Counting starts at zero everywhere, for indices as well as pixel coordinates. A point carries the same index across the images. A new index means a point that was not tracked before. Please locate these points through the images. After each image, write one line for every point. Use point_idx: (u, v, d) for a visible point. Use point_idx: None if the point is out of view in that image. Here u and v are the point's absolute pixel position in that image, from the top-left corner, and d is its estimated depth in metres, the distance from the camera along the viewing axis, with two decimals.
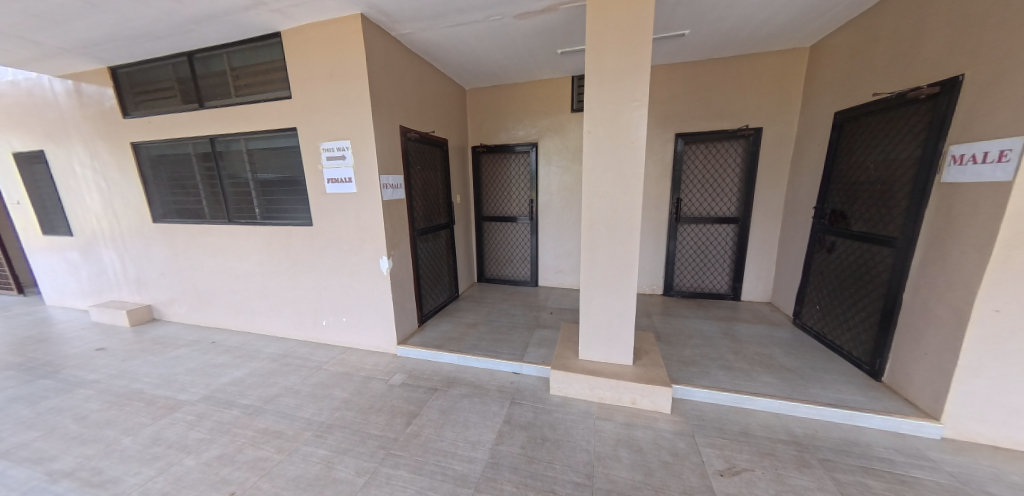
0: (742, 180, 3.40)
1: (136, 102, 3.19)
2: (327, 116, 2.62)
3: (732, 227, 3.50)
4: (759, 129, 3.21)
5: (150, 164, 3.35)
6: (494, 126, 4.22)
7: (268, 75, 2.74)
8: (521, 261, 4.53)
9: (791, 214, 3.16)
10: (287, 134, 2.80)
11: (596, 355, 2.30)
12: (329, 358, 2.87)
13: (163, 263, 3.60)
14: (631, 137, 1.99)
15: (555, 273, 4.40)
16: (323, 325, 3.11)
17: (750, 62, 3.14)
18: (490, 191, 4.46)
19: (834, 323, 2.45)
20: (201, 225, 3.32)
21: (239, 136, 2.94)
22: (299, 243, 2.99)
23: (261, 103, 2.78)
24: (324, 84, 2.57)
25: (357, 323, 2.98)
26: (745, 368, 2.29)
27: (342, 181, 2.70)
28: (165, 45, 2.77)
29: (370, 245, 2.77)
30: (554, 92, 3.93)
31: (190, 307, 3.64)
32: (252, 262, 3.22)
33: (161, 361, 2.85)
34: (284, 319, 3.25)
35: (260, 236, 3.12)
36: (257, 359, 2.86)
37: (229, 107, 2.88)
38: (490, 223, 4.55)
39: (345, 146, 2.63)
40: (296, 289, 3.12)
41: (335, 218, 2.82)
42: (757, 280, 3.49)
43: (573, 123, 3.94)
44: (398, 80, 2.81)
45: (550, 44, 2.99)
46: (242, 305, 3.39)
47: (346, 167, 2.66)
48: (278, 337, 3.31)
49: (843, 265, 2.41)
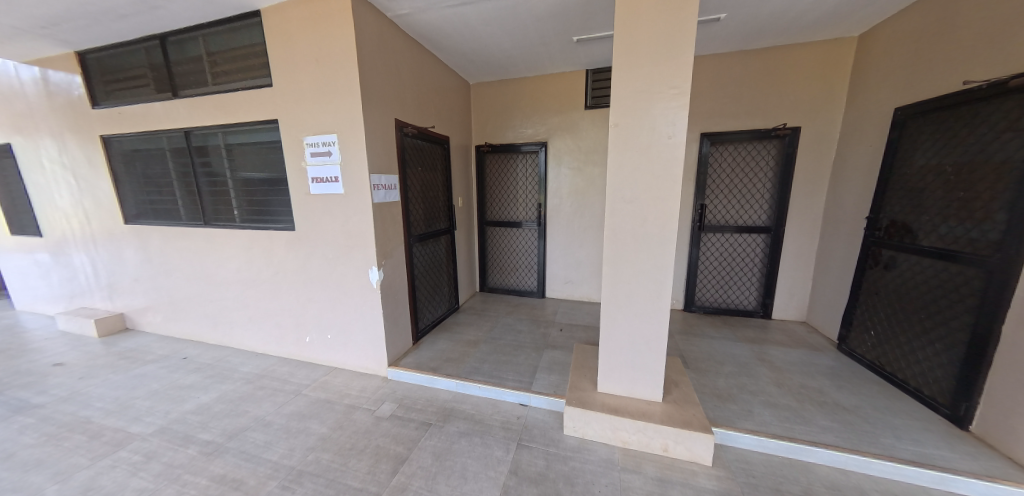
0: (775, 185, 3.06)
1: (107, 91, 2.90)
2: (312, 106, 2.31)
3: (762, 237, 3.16)
4: (796, 129, 2.88)
5: (122, 159, 3.04)
6: (499, 124, 3.91)
7: (247, 61, 2.43)
8: (526, 270, 4.20)
9: (833, 224, 2.81)
10: (268, 127, 2.48)
11: (618, 388, 1.95)
12: (311, 381, 2.54)
13: (136, 268, 3.29)
14: (669, 132, 1.66)
15: (564, 283, 4.07)
16: (306, 342, 2.79)
17: (787, 55, 2.82)
18: (495, 194, 4.14)
19: (895, 353, 2.10)
20: (176, 227, 3.01)
21: (216, 129, 2.64)
22: (281, 250, 2.68)
23: (239, 92, 2.47)
24: (310, 70, 2.25)
25: (344, 340, 2.66)
26: (793, 406, 1.94)
27: (328, 180, 2.38)
28: (133, 26, 2.46)
29: (359, 253, 2.44)
30: (564, 88, 3.62)
31: (165, 316, 3.32)
32: (231, 269, 2.91)
33: (122, 380, 2.53)
34: (265, 333, 2.93)
35: (239, 242, 2.81)
36: (230, 380, 2.54)
37: (205, 96, 2.58)
38: (494, 228, 4.23)
39: (331, 141, 2.31)
40: (278, 300, 2.81)
41: (320, 222, 2.50)
42: (790, 298, 3.14)
43: (585, 121, 3.63)
44: (393, 69, 2.49)
45: (564, 29, 2.68)
46: (219, 316, 3.08)
47: (332, 164, 2.34)
48: (257, 353, 2.98)
49: (909, 285, 2.05)
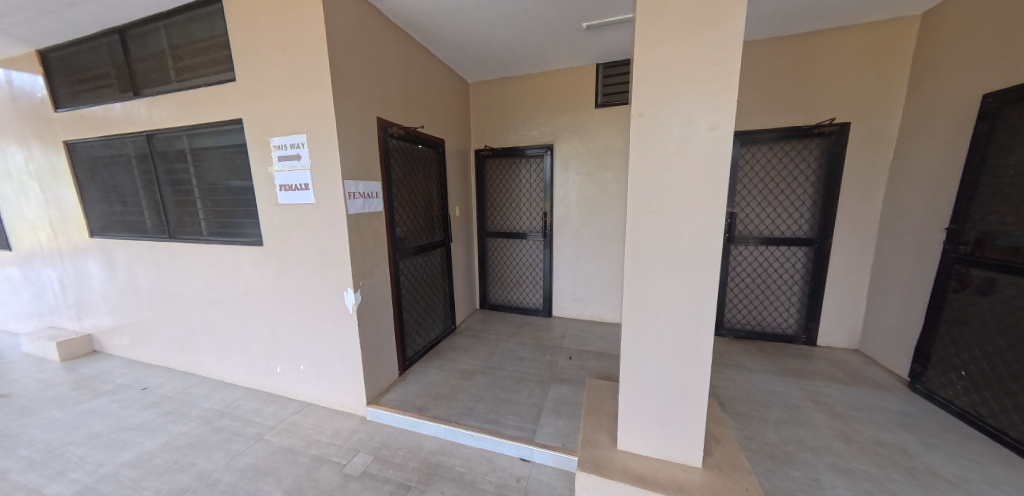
0: (818, 190, 2.64)
1: (69, 93, 2.65)
2: (279, 103, 1.99)
3: (803, 250, 2.73)
4: (845, 125, 2.46)
5: (85, 167, 2.77)
6: (501, 126, 3.58)
7: (210, 53, 2.13)
8: (531, 286, 3.82)
9: (894, 235, 2.37)
10: (233, 128, 2.17)
11: (644, 447, 1.54)
12: (278, 421, 2.18)
13: (102, 286, 3.00)
14: (710, 123, 1.28)
15: (573, 301, 3.67)
16: (277, 373, 2.44)
17: (833, 39, 2.42)
18: (496, 202, 3.79)
19: (1002, 402, 1.65)
20: (141, 242, 2.71)
21: (180, 131, 2.32)
22: (249, 268, 2.35)
23: (201, 89, 2.18)
24: (276, 62, 1.94)
25: (317, 373, 2.30)
26: (872, 473, 1.50)
27: (298, 188, 2.05)
28: (86, 17, 2.20)
29: (333, 273, 2.10)
30: (572, 86, 3.28)
31: (132, 339, 3.01)
32: (198, 287, 2.59)
33: (63, 418, 2.21)
34: (234, 361, 2.59)
35: (205, 258, 2.49)
36: (185, 419, 2.20)
37: (166, 95, 2.29)
38: (495, 240, 3.87)
39: (300, 143, 1.98)
40: (247, 324, 2.47)
41: (290, 237, 2.16)
42: (839, 322, 2.67)
43: (596, 120, 3.27)
44: (375, 62, 2.18)
45: (572, 15, 2.35)
46: (187, 340, 2.75)
47: (301, 170, 2.01)
48: (226, 383, 2.64)
49: (1016, 315, 1.62)
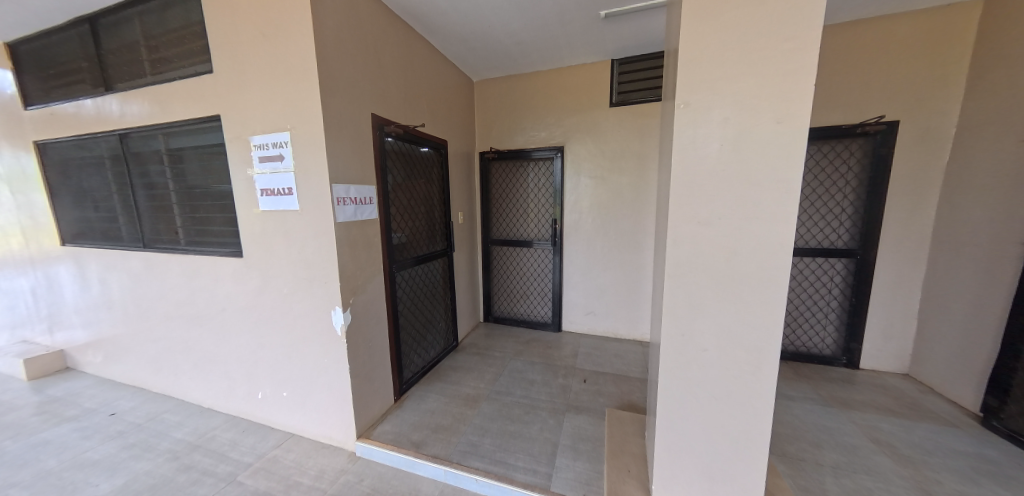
0: (861, 196, 2.37)
1: (39, 89, 2.43)
2: (259, 97, 1.76)
3: (843, 262, 2.46)
4: (892, 123, 2.21)
5: (56, 169, 2.55)
6: (508, 126, 3.36)
7: (186, 42, 1.91)
8: (539, 298, 3.56)
9: (952, 247, 2.10)
10: (210, 126, 1.93)
11: None
12: (256, 457, 1.92)
13: (74, 298, 2.76)
14: (776, 115, 1.03)
15: (585, 314, 3.40)
16: (259, 399, 2.18)
17: (878, 30, 2.18)
18: (501, 208, 3.55)
19: None
20: (114, 251, 2.47)
21: (154, 129, 2.09)
22: (227, 282, 2.10)
23: (176, 82, 1.95)
24: (258, 50, 1.72)
25: (302, 401, 2.04)
26: None
27: (281, 193, 1.81)
28: (52, 3, 1.99)
29: (320, 289, 1.85)
30: (584, 83, 3.06)
31: (105, 356, 2.76)
32: (173, 302, 2.34)
33: (14, 452, 1.95)
34: (212, 385, 2.33)
35: (181, 270, 2.24)
36: (151, 454, 1.94)
37: (139, 89, 2.06)
38: (501, 248, 3.62)
39: (283, 142, 1.75)
40: (226, 344, 2.21)
41: (272, 248, 1.92)
42: (887, 343, 2.39)
43: (610, 120, 3.03)
44: (370, 53, 1.96)
45: (590, 2, 2.12)
46: (162, 360, 2.50)
47: (284, 172, 1.77)
48: (203, 409, 2.38)
49: None
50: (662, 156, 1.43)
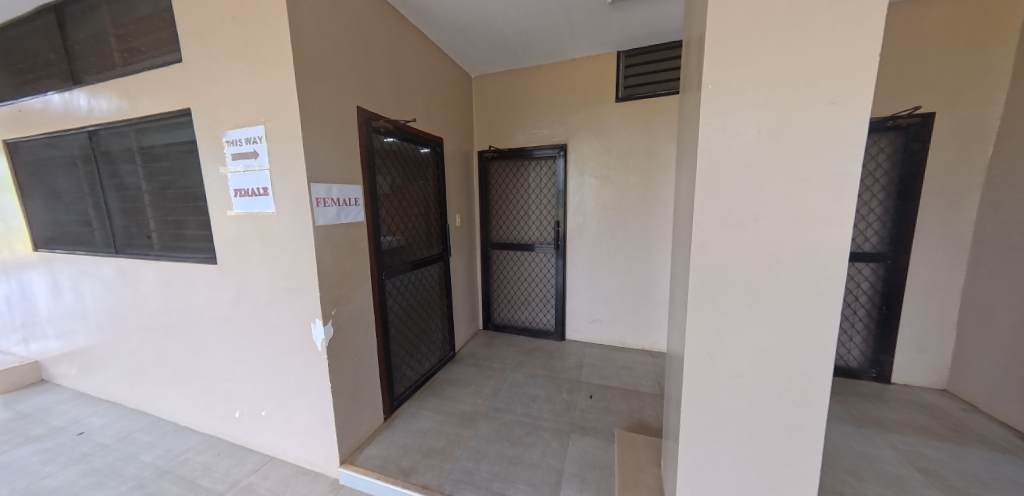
0: (891, 195, 2.18)
1: (7, 84, 2.28)
2: (231, 88, 1.59)
3: (872, 267, 2.26)
4: (927, 115, 2.02)
5: (27, 171, 2.40)
6: (507, 124, 3.19)
7: (155, 29, 1.75)
8: (541, 304, 3.38)
9: (997, 251, 1.90)
10: (180, 121, 1.77)
11: None
12: (229, 484, 1.74)
13: (48, 307, 2.60)
14: (831, 94, 0.83)
15: (590, 322, 3.22)
16: (236, 418, 2.00)
17: (909, 15, 2.00)
18: (501, 209, 3.37)
19: None
20: (85, 257, 2.31)
21: (123, 126, 1.93)
22: (202, 291, 1.93)
23: (144, 73, 1.79)
24: (228, 36, 1.55)
25: (282, 422, 1.86)
26: None
27: (256, 194, 1.65)
28: None
29: (299, 300, 1.67)
30: (588, 78, 2.89)
31: (80, 368, 2.59)
32: (147, 312, 2.17)
33: None
34: (188, 401, 2.16)
35: (154, 278, 2.08)
36: (114, 481, 1.76)
37: (106, 83, 1.91)
38: (501, 252, 3.44)
39: (257, 137, 1.58)
40: (201, 358, 2.04)
41: (248, 255, 1.75)
42: (921, 355, 2.19)
43: (616, 116, 2.86)
44: (355, 41, 1.79)
45: None
46: (137, 373, 2.33)
47: (259, 170, 1.61)
48: (178, 427, 2.20)
49: None
50: (682, 151, 1.26)
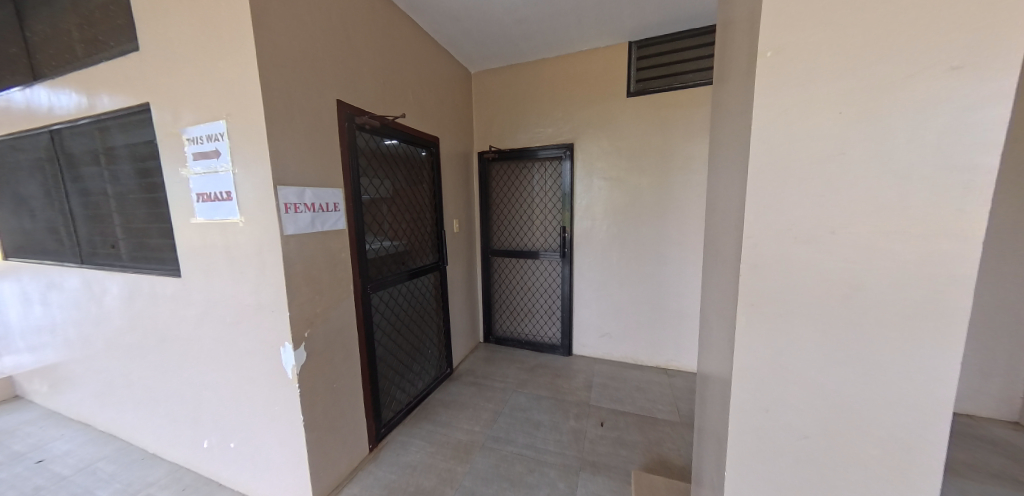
0: None
1: None
2: (189, 78, 1.39)
3: None
4: None
5: None
6: (509, 123, 2.98)
7: (111, 14, 1.57)
8: (546, 316, 3.14)
9: None
10: (139, 117, 1.58)
11: None
12: None
13: (18, 319, 2.44)
14: (953, 55, 0.58)
15: (599, 337, 2.97)
16: (205, 448, 1.80)
17: None
18: (503, 214, 3.16)
19: None
20: (52, 268, 2.14)
21: (84, 124, 1.76)
22: (166, 307, 1.73)
23: (101, 64, 1.60)
24: (186, 19, 1.36)
25: (251, 456, 1.65)
26: None
27: (219, 199, 1.43)
28: None
29: (266, 321, 1.46)
30: (596, 71, 2.66)
31: (50, 386, 2.42)
32: (112, 328, 1.99)
33: None
34: (156, 427, 1.96)
35: (119, 291, 1.89)
36: None
37: (64, 76, 1.73)
38: (503, 260, 3.22)
39: (218, 133, 1.37)
40: (168, 380, 1.85)
41: (212, 268, 1.54)
42: (984, 383, 1.90)
43: (627, 113, 2.62)
44: (334, 26, 1.59)
45: None
46: (105, 394, 2.14)
47: (222, 172, 1.39)
48: (145, 455, 2.01)
49: None
50: (717, 144, 1.02)
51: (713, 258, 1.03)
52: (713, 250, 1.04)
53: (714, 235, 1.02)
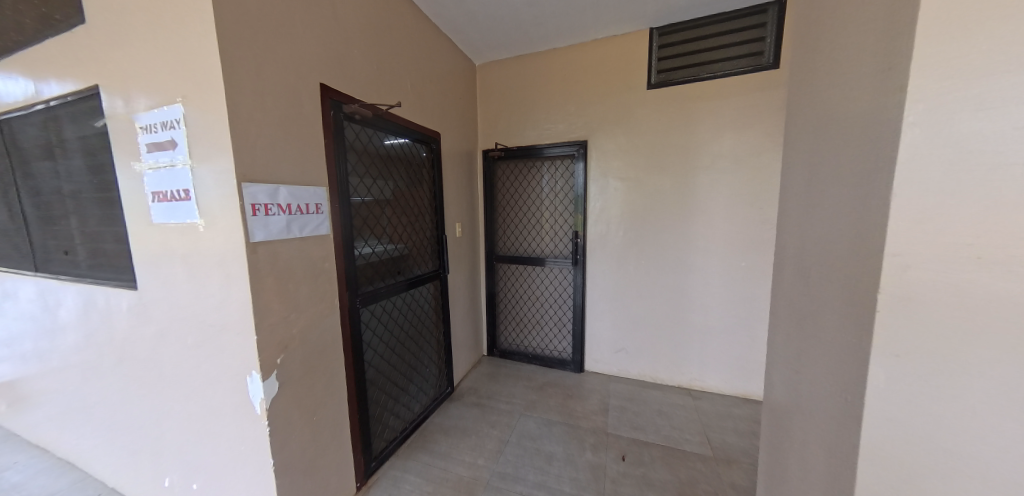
0: None
1: None
2: (140, 55, 1.16)
3: None
4: None
5: None
6: (517, 119, 2.75)
7: None
8: (555, 328, 2.89)
9: None
10: (89, 103, 1.35)
11: None
12: None
13: None
14: None
15: (614, 352, 2.72)
16: (166, 488, 1.55)
17: None
18: (509, 217, 2.92)
19: None
20: (6, 276, 1.91)
21: (33, 113, 1.53)
22: (123, 324, 1.50)
23: (46, 41, 1.38)
24: None
25: None
26: None
27: (175, 199, 1.20)
28: None
29: (231, 346, 1.22)
30: (612, 62, 2.43)
31: (9, 405, 2.19)
32: (67, 345, 1.75)
33: None
34: (115, 459, 1.72)
35: (74, 303, 1.66)
36: None
37: (10, 57, 1.50)
38: (508, 267, 2.98)
39: (174, 120, 1.13)
40: (126, 408, 1.61)
41: (169, 280, 1.30)
42: None
43: (647, 107, 2.38)
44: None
45: None
46: (62, 418, 1.91)
47: (179, 167, 1.16)
48: (104, 490, 1.77)
49: None
50: (808, 126, 0.77)
51: (800, 277, 0.78)
52: (798, 267, 0.80)
53: (802, 247, 0.77)
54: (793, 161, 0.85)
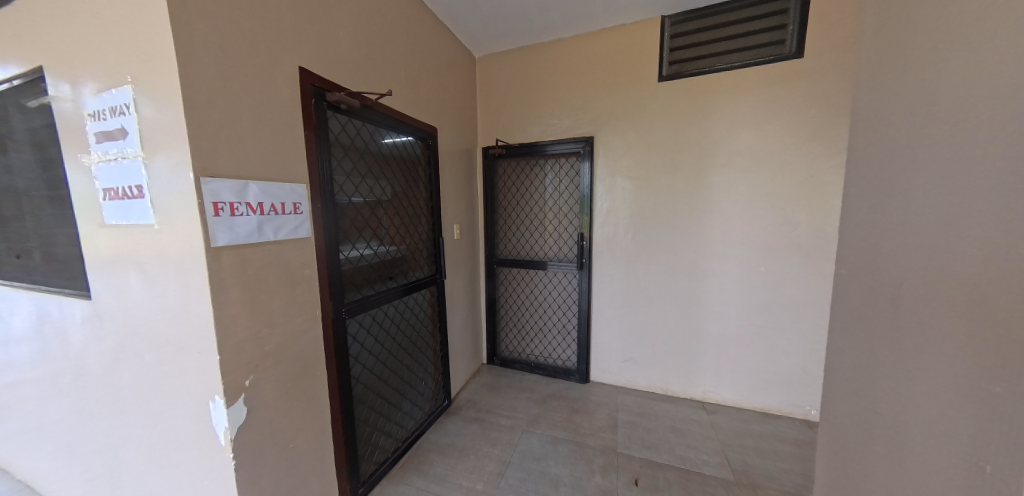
0: None
1: None
2: (86, 29, 1.00)
3: None
4: None
5: None
6: (518, 114, 2.60)
7: None
8: (559, 336, 2.73)
9: None
10: (34, 88, 1.18)
11: None
12: None
13: None
14: None
15: (621, 362, 2.56)
16: None
17: None
18: (510, 218, 2.76)
19: None
20: None
21: None
22: (77, 338, 1.33)
23: None
24: None
25: None
26: None
27: (128, 197, 1.03)
28: None
29: (192, 367, 1.05)
30: (620, 53, 2.28)
31: None
32: (22, 360, 1.58)
33: None
34: (74, 486, 1.55)
35: (28, 313, 1.49)
36: None
37: None
38: (509, 270, 2.82)
39: (123, 105, 0.97)
40: (84, 431, 1.44)
41: (124, 290, 1.14)
42: None
43: (658, 100, 2.23)
44: None
45: None
46: (20, 438, 1.74)
47: (130, 160, 0.99)
48: None
49: None
50: (906, 104, 0.61)
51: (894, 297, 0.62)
52: (886, 282, 0.64)
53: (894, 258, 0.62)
54: (870, 151, 0.69)
